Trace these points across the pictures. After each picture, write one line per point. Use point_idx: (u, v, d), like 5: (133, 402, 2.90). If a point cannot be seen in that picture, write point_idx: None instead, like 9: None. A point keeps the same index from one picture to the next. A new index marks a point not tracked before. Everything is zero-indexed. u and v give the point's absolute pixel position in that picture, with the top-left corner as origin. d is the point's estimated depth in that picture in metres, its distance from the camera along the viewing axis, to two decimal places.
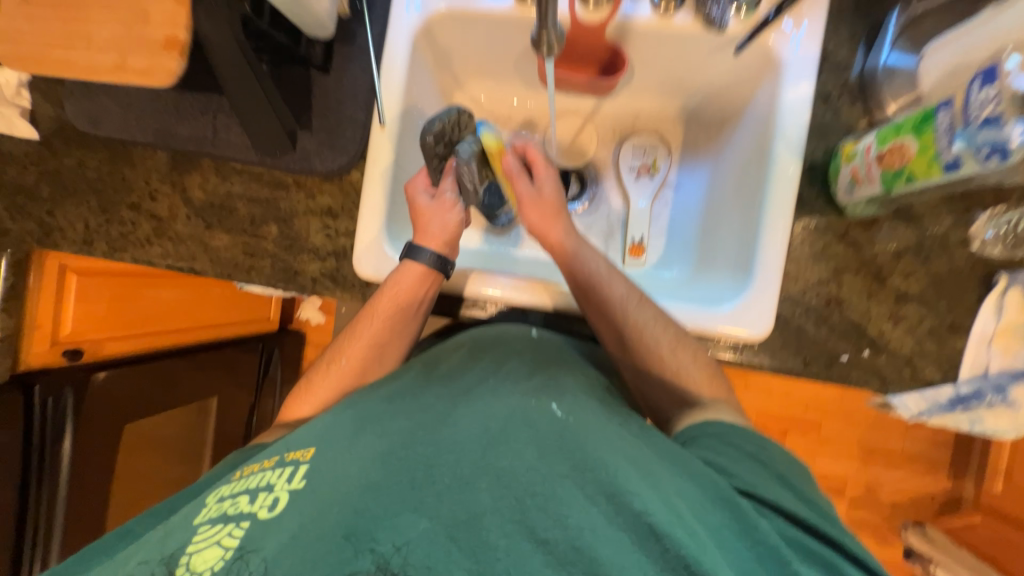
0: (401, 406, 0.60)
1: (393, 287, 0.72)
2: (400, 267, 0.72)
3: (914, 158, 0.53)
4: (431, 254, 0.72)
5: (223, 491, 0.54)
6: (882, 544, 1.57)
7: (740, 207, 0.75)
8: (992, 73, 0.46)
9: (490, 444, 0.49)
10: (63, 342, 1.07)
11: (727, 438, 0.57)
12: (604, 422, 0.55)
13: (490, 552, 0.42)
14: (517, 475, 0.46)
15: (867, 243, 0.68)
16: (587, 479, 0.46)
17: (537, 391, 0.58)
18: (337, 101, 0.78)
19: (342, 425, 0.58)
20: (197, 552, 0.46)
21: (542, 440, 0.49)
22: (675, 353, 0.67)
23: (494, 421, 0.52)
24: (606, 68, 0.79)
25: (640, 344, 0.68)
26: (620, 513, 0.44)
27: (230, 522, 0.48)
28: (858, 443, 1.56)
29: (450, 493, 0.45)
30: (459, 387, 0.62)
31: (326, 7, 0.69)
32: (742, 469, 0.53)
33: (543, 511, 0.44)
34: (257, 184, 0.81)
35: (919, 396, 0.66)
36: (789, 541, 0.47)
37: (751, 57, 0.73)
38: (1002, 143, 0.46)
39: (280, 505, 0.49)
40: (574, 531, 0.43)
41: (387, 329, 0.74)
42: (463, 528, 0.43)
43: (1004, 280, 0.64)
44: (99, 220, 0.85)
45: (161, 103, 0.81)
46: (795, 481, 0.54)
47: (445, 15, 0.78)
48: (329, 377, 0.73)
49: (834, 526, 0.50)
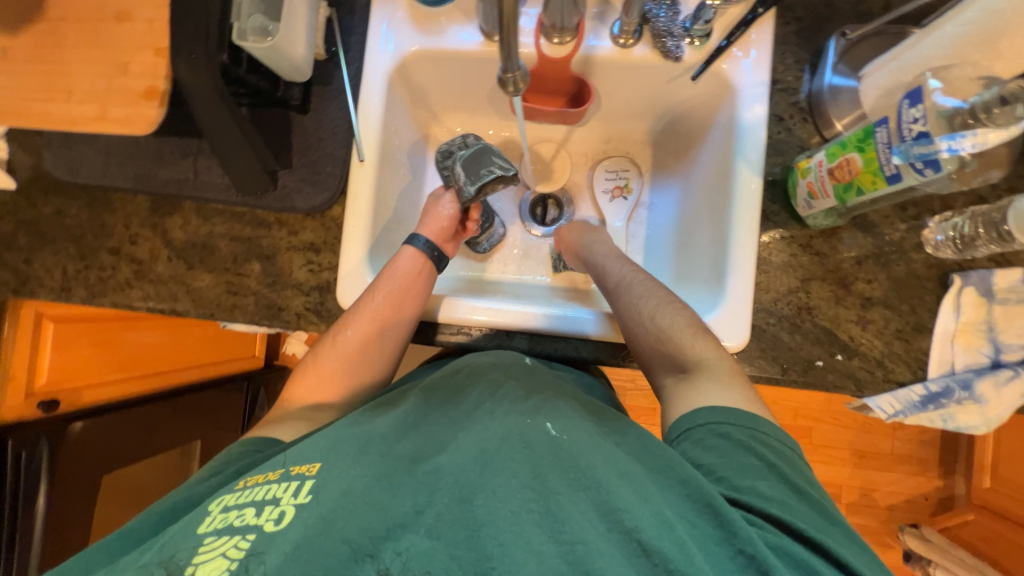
0: (404, 425, 0.60)
1: (393, 267, 0.77)
2: (399, 251, 0.79)
3: (860, 171, 0.57)
4: (425, 240, 0.80)
5: (227, 497, 0.54)
6: (883, 549, 1.56)
7: (709, 224, 0.79)
8: (919, 94, 0.50)
9: (488, 462, 0.52)
10: (38, 393, 1.03)
11: (719, 428, 0.58)
12: (600, 440, 0.57)
13: (487, 562, 0.44)
14: (512, 491, 0.49)
15: (830, 251, 0.71)
16: (582, 498, 0.49)
17: (533, 412, 0.58)
18: (316, 139, 0.80)
19: (347, 442, 0.57)
20: (203, 561, 0.47)
21: (538, 461, 0.52)
22: (664, 316, 0.71)
23: (491, 442, 0.54)
24: (573, 100, 0.84)
25: (632, 315, 0.72)
26: (610, 529, 0.47)
27: (236, 533, 0.49)
28: (849, 446, 1.57)
29: (451, 513, 0.48)
30: (458, 409, 0.63)
31: (303, 52, 0.72)
32: (733, 470, 0.55)
33: (538, 526, 0.46)
34: (239, 224, 0.82)
35: (892, 397, 0.68)
36: (777, 551, 0.48)
37: (708, 83, 0.78)
38: (933, 157, 0.49)
39: (285, 519, 0.50)
40: (567, 545, 0.45)
41: (389, 307, 0.74)
42: (464, 544, 0.46)
43: (958, 280, 0.68)
44: (78, 266, 0.85)
45: (142, 149, 0.82)
46: (790, 473, 0.55)
47: (418, 55, 0.82)
48: (335, 353, 0.75)
49: (827, 532, 0.50)
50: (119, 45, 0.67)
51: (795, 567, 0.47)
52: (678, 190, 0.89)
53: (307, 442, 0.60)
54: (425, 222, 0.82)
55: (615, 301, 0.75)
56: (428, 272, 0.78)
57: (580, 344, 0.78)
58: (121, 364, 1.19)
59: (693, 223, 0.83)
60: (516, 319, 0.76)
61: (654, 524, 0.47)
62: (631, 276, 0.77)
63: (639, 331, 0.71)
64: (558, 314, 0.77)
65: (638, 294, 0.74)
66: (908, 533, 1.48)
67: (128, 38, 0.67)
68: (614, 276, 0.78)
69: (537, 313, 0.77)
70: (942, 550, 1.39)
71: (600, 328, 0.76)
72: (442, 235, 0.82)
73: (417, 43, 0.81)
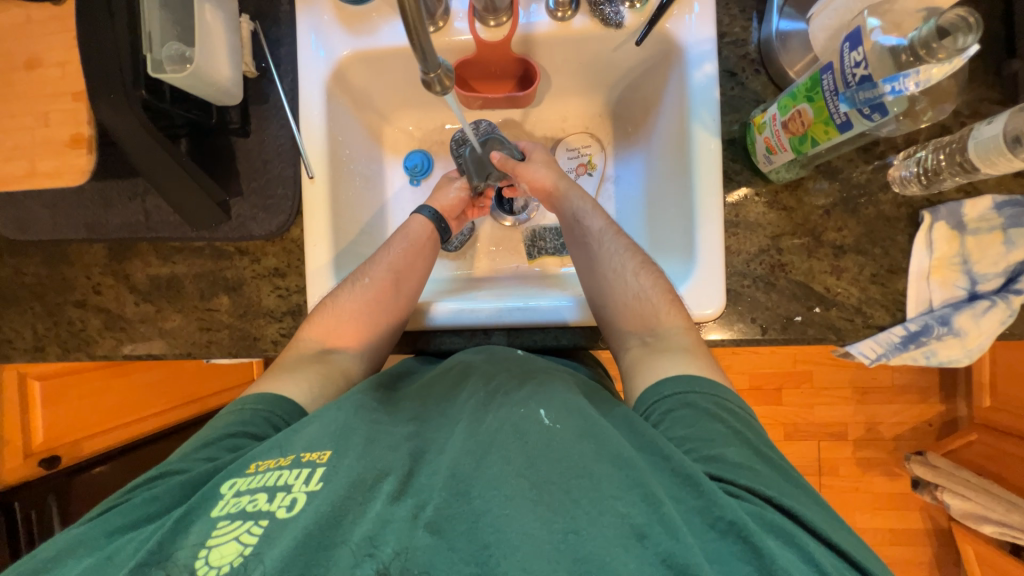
0: (401, 422, 0.58)
1: (406, 230, 0.80)
2: (408, 220, 0.82)
3: (812, 122, 0.55)
4: (430, 211, 0.82)
5: (239, 478, 0.50)
6: (892, 478, 1.59)
7: (673, 192, 0.76)
8: (858, 36, 0.48)
9: (483, 455, 0.51)
10: (37, 452, 1.05)
11: (686, 398, 0.57)
12: (594, 419, 0.55)
13: (486, 551, 0.43)
14: (507, 479, 0.48)
15: (797, 204, 0.70)
16: (574, 485, 0.48)
17: (525, 400, 0.57)
18: (262, 161, 0.78)
19: (356, 431, 0.54)
20: (215, 547, 0.45)
21: (530, 451, 0.51)
22: (638, 274, 0.71)
23: (482, 434, 0.53)
24: (522, 82, 0.81)
25: (607, 274, 0.73)
26: (603, 512, 0.45)
27: (248, 518, 0.46)
28: (851, 384, 1.58)
29: (450, 507, 0.46)
30: (451, 408, 0.61)
31: (228, 75, 0.69)
32: (705, 439, 0.54)
33: (533, 512, 0.45)
34: (200, 258, 0.81)
35: (873, 342, 0.67)
36: (753, 516, 0.47)
37: (654, 45, 0.75)
38: (878, 101, 0.48)
39: (298, 506, 0.47)
40: (560, 533, 0.44)
41: (406, 264, 0.77)
42: (463, 537, 0.44)
43: (928, 216, 0.67)
44: (46, 324, 0.83)
45: (85, 196, 0.78)
46: (753, 437, 0.55)
47: (352, 58, 0.78)
48: (351, 299, 0.73)
49: (794, 497, 0.51)
50: (36, 95, 0.64)
51: (772, 533, 0.46)
52: (641, 159, 0.86)
53: (315, 424, 0.55)
54: (435, 198, 0.84)
55: (593, 254, 0.75)
56: (436, 241, 0.82)
57: (560, 332, 0.78)
58: (115, 411, 1.17)
59: (659, 193, 0.81)
60: (490, 320, 0.75)
61: (640, 506, 0.46)
62: (608, 229, 0.76)
63: (614, 288, 0.71)
64: (532, 310, 0.75)
65: (611, 253, 0.74)
66: (914, 461, 1.48)
67: (44, 86, 0.64)
68: (597, 225, 0.76)
69: (511, 312, 0.75)
70: (948, 474, 1.41)
71: (580, 314, 0.75)
72: (449, 211, 0.84)
73: (349, 46, 0.77)
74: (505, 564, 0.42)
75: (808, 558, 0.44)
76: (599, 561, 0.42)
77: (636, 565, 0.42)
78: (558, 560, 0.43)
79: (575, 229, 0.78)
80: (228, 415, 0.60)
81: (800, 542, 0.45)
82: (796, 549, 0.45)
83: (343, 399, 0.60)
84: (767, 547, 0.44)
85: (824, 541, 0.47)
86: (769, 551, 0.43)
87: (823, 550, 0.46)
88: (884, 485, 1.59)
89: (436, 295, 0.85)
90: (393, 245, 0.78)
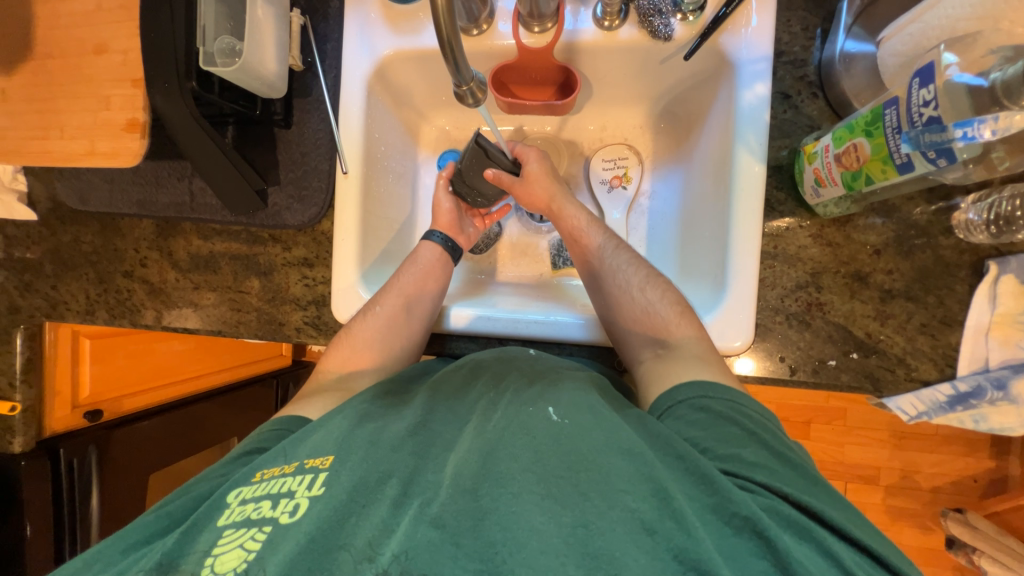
0: (405, 416, 0.58)
1: (418, 254, 0.81)
2: (419, 245, 0.82)
3: (868, 158, 0.51)
4: (439, 236, 0.82)
5: (245, 486, 0.52)
6: (924, 532, 1.48)
7: (710, 216, 0.73)
8: (931, 72, 0.44)
9: (491, 452, 0.49)
10: (82, 405, 1.12)
11: (700, 402, 0.55)
12: (601, 411, 0.52)
13: (491, 549, 0.42)
14: (514, 475, 0.46)
15: (845, 240, 0.65)
16: (582, 478, 0.46)
17: (534, 398, 0.56)
18: (301, 153, 0.80)
19: (361, 433, 0.55)
20: (221, 554, 0.47)
21: (539, 444, 0.49)
22: (644, 289, 0.69)
23: (492, 432, 0.52)
24: (562, 89, 0.79)
25: (614, 290, 0.71)
26: (612, 506, 0.43)
27: (252, 526, 0.48)
28: (889, 428, 1.48)
29: (457, 504, 0.45)
30: (463, 408, 0.60)
31: (274, 69, 0.72)
32: (716, 439, 0.51)
33: (540, 507, 0.44)
34: (236, 242, 0.84)
35: (914, 397, 0.62)
36: (768, 512, 0.44)
37: (704, 59, 0.71)
38: (947, 146, 0.44)
39: (300, 511, 0.48)
40: (569, 527, 0.43)
41: (416, 287, 0.77)
42: (468, 533, 0.43)
43: (994, 268, 0.61)
44: (97, 290, 0.89)
45: (140, 174, 0.83)
46: (773, 440, 0.52)
47: (394, 57, 0.79)
48: (366, 327, 0.75)
49: (815, 494, 0.47)
50: (101, 79, 0.68)
51: (787, 529, 0.44)
52: (681, 175, 0.82)
53: (319, 433, 0.57)
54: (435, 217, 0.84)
55: (596, 272, 0.74)
56: (447, 263, 0.82)
57: (575, 348, 0.77)
58: (152, 374, 1.27)
59: (696, 214, 0.77)
60: (506, 329, 0.75)
61: (650, 501, 0.44)
62: (609, 243, 0.75)
63: (620, 303, 0.70)
64: (548, 324, 0.74)
65: (621, 263, 0.72)
66: (952, 518, 1.38)
67: (108, 71, 0.68)
68: (596, 242, 0.76)
69: (527, 322, 0.74)
70: (989, 538, 1.29)
71: (590, 334, 0.73)
72: (452, 228, 0.84)
73: (392, 45, 0.78)
74: (512, 561, 0.41)
75: (827, 555, 0.42)
76: (608, 557, 0.41)
77: (646, 561, 0.41)
78: (566, 554, 0.41)
79: (580, 248, 0.77)
80: (249, 436, 0.64)
81: (816, 536, 0.43)
82: (813, 543, 0.43)
83: (349, 408, 0.61)
84: (781, 541, 0.41)
85: (847, 539, 0.44)
86: (784, 548, 0.41)
87: (846, 549, 0.43)
88: (914, 538, 1.49)
89: (454, 296, 0.86)
90: (404, 270, 0.78)
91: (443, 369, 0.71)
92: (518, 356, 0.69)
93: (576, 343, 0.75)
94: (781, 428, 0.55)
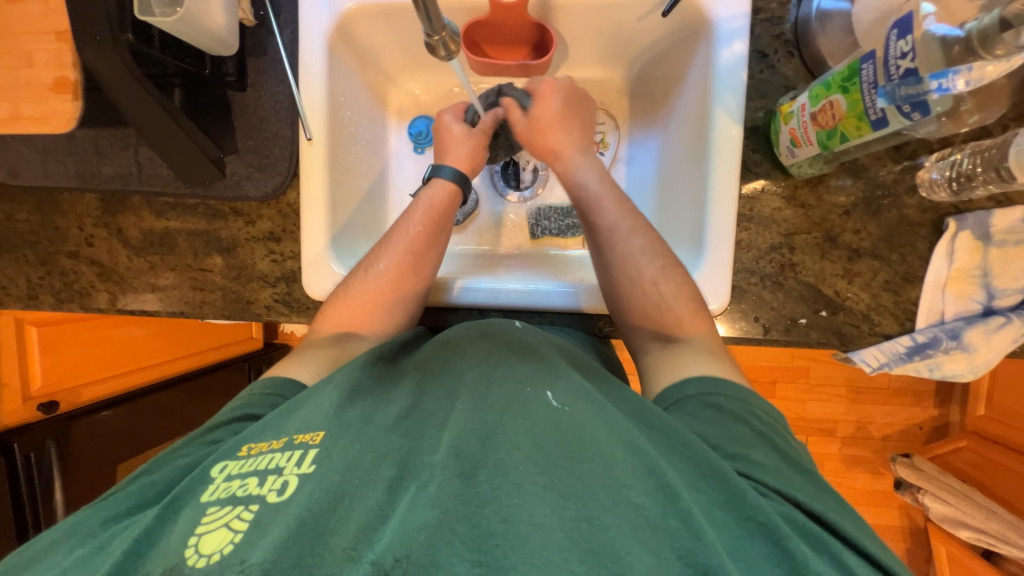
0: (395, 401, 0.54)
1: (428, 195, 0.73)
2: (431, 181, 0.74)
3: (844, 115, 0.51)
4: (452, 169, 0.73)
5: (229, 461, 0.50)
6: (875, 476, 1.61)
7: (687, 181, 0.72)
8: (909, 23, 0.44)
9: (489, 435, 0.46)
10: (36, 397, 1.09)
11: (709, 399, 0.55)
12: (606, 406, 0.51)
13: (491, 540, 0.39)
14: (515, 463, 0.43)
15: (816, 202, 0.67)
16: (586, 470, 0.43)
17: (532, 376, 0.53)
18: (260, 118, 0.75)
19: (353, 410, 0.53)
20: (204, 534, 0.43)
21: (540, 432, 0.46)
22: (658, 284, 0.65)
23: (491, 411, 0.48)
24: (537, 49, 0.75)
25: (629, 277, 0.67)
26: (616, 501, 0.42)
27: (237, 504, 0.45)
28: (847, 383, 1.57)
29: (453, 486, 0.42)
30: (452, 377, 0.56)
31: (223, 21, 0.66)
32: (726, 438, 0.51)
33: (544, 500, 0.41)
34: (194, 217, 0.78)
35: (877, 350, 0.65)
36: (785, 519, 0.44)
37: (681, 18, 0.70)
38: (921, 98, 0.45)
39: (289, 490, 0.45)
40: (573, 521, 0.40)
41: (426, 240, 0.71)
42: (466, 520, 0.40)
43: (953, 225, 0.63)
44: (39, 273, 0.81)
45: (75, 142, 0.75)
46: (781, 442, 0.52)
47: (357, 11, 0.73)
48: (366, 287, 0.70)
49: (831, 507, 0.47)
50: (19, 32, 0.60)
51: (804, 539, 0.43)
52: (657, 141, 0.81)
53: (309, 407, 0.54)
54: (447, 154, 0.75)
55: (606, 257, 0.68)
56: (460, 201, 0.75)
57: (557, 316, 0.77)
58: (114, 361, 1.22)
59: (673, 179, 0.76)
60: (486, 299, 0.75)
61: (655, 497, 0.43)
62: (623, 223, 0.68)
63: (624, 289, 0.67)
64: (530, 294, 0.74)
65: (638, 249, 0.66)
66: (900, 462, 1.48)
67: (26, 22, 0.60)
68: (609, 218, 0.68)
69: (507, 292, 0.74)
70: (932, 478, 1.41)
71: (589, 301, 0.74)
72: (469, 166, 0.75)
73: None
74: (512, 557, 0.38)
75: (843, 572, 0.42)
76: (613, 554, 0.39)
77: (652, 559, 0.39)
78: (570, 550, 0.39)
79: (588, 225, 0.70)
80: (245, 398, 0.61)
81: (830, 549, 0.43)
82: (827, 555, 0.43)
83: (340, 375, 0.58)
84: (799, 554, 0.41)
85: (860, 552, 0.44)
86: (804, 561, 0.40)
87: (857, 560, 0.43)
88: (866, 482, 1.62)
89: (452, 268, 0.85)
90: (410, 220, 0.71)
91: (427, 343, 0.67)
92: (505, 328, 0.64)
93: (558, 311, 0.75)
94: (791, 434, 0.55)
